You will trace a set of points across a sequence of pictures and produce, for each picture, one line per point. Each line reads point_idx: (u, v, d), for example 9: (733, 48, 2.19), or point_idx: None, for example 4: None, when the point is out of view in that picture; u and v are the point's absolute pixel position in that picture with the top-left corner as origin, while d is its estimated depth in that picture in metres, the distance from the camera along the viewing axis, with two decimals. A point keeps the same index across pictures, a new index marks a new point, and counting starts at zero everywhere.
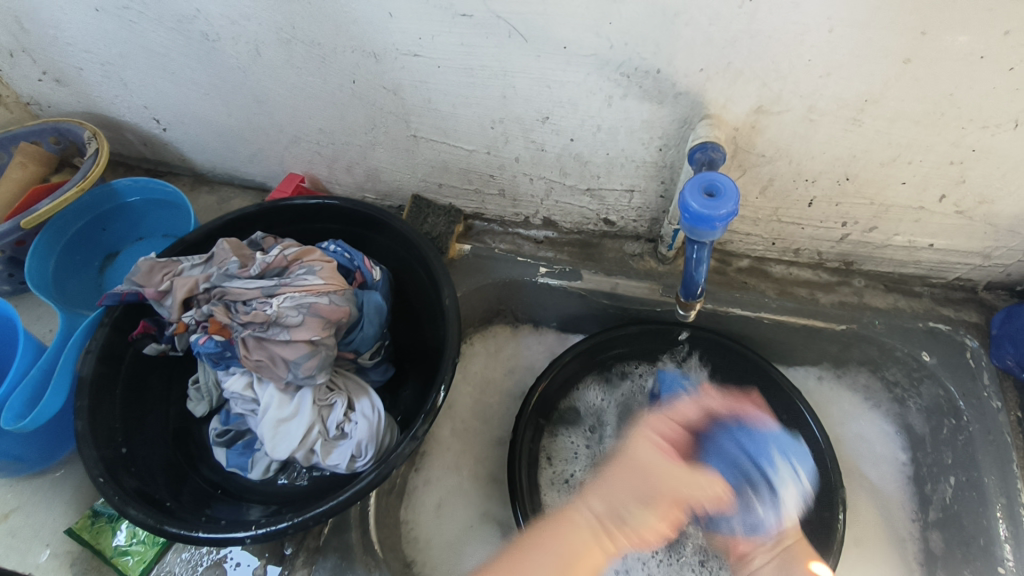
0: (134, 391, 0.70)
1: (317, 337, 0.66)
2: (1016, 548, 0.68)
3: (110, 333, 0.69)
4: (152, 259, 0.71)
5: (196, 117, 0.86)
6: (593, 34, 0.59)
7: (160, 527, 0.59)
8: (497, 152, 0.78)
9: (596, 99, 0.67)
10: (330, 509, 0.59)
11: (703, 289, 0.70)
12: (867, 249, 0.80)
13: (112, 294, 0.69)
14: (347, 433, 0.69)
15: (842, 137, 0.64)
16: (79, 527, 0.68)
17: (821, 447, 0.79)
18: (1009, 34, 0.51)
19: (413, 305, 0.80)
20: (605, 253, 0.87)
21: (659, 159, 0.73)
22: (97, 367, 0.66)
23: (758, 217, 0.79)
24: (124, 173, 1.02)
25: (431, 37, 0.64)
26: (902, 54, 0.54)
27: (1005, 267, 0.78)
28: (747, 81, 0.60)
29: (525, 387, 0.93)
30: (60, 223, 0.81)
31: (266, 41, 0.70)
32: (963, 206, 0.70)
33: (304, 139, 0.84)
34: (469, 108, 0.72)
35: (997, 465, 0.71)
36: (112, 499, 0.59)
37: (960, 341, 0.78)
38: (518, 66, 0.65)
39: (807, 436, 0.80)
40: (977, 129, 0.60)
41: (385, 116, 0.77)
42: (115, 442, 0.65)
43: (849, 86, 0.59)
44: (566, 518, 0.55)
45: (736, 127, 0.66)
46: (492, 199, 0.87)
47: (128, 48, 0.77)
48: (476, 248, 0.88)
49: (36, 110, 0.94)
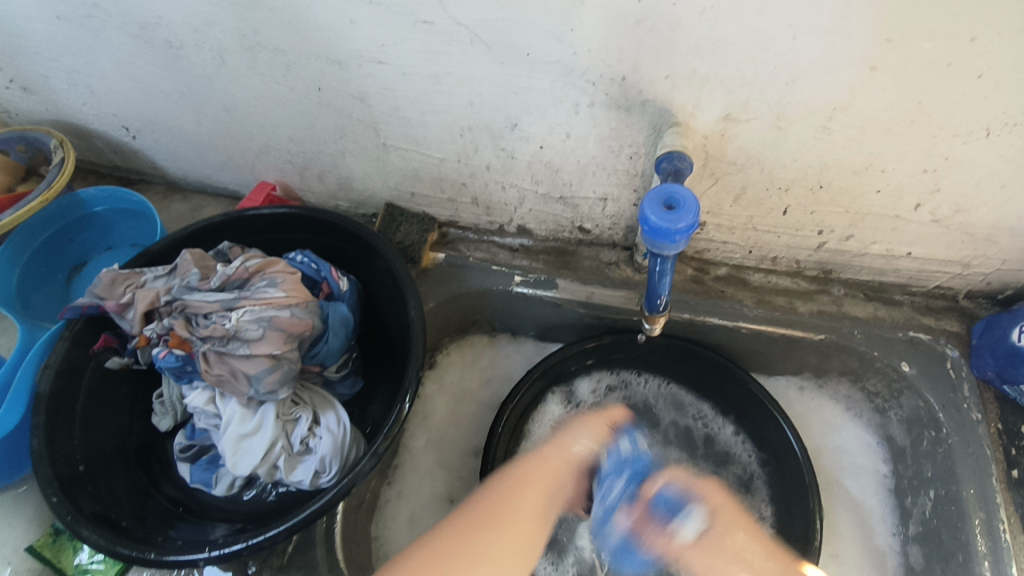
0: (95, 407, 0.69)
1: (278, 351, 0.65)
2: (996, 565, 0.66)
3: (70, 347, 0.67)
4: (114, 271, 0.70)
5: (165, 124, 0.85)
6: (556, 42, 0.58)
7: (113, 548, 0.58)
8: (467, 160, 0.77)
9: (563, 108, 0.66)
10: (289, 528, 0.58)
11: (668, 301, 0.68)
12: (846, 258, 0.78)
13: (73, 306, 0.68)
14: (311, 448, 0.68)
15: (812, 145, 0.63)
16: (40, 545, 0.67)
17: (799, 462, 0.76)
18: (976, 40, 0.49)
19: (381, 314, 0.79)
20: (581, 261, 0.86)
21: (631, 168, 0.71)
22: (55, 382, 0.65)
23: (734, 226, 0.77)
24: (97, 181, 1.01)
25: (393, 45, 0.63)
26: (870, 60, 0.53)
27: (985, 276, 0.76)
28: (713, 88, 0.59)
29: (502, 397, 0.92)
30: (25, 234, 0.79)
31: (228, 49, 0.69)
32: (939, 215, 0.68)
33: (274, 147, 0.83)
34: (437, 117, 0.71)
35: (976, 478, 0.70)
36: (65, 519, 0.58)
37: (939, 352, 0.77)
38: (483, 72, 0.64)
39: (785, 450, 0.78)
40: (950, 137, 0.59)
41: (353, 123, 0.75)
42: (72, 460, 0.63)
43: (816, 94, 0.57)
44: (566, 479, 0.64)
45: (706, 135, 0.64)
46: (465, 207, 0.86)
47: (92, 56, 0.76)
48: (449, 257, 0.87)
49: (6, 118, 0.93)
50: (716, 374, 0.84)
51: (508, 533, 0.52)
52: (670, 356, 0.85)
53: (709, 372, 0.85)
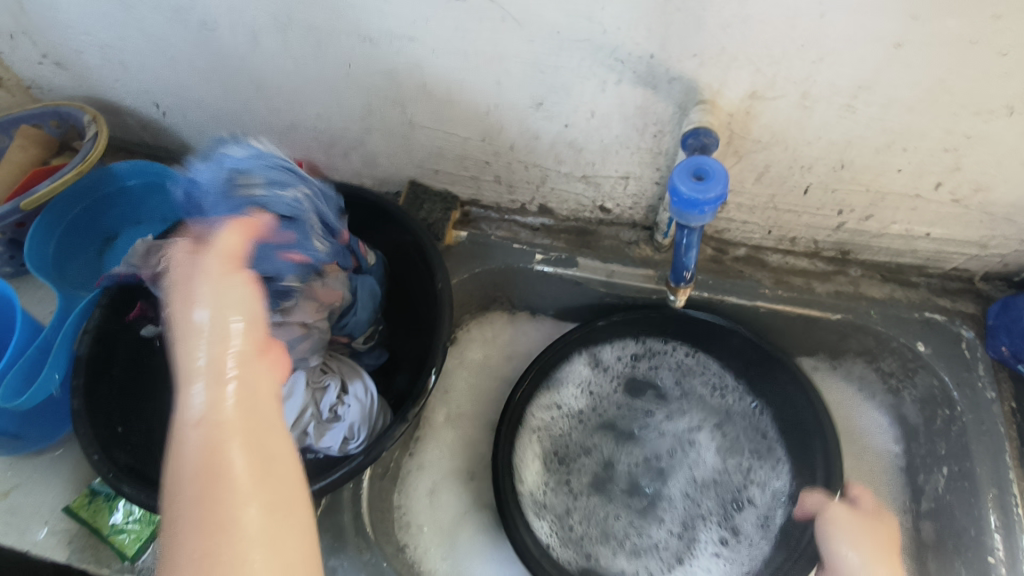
0: (131, 372, 0.71)
1: (310, 320, 0.70)
2: (1007, 537, 0.68)
3: (105, 314, 0.69)
4: (149, 241, 0.70)
5: (194, 101, 0.86)
6: (586, 19, 0.59)
7: (154, 504, 0.60)
8: (493, 138, 0.78)
9: (591, 85, 0.67)
10: (320, 489, 0.61)
11: (693, 274, 0.70)
12: (864, 238, 0.80)
13: (111, 275, 0.69)
14: (340, 415, 0.70)
15: (836, 124, 0.64)
16: (77, 506, 0.70)
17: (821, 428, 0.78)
18: (1002, 17, 0.51)
19: (404, 283, 0.81)
20: (602, 240, 0.87)
21: (655, 146, 0.73)
22: (92, 347, 0.67)
23: (755, 206, 0.78)
24: (125, 158, 1.03)
25: (425, 21, 0.64)
26: (896, 37, 0.54)
27: (1002, 257, 0.77)
28: (740, 66, 0.60)
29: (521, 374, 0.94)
30: (60, 206, 0.81)
31: (261, 25, 0.70)
32: (959, 195, 0.69)
33: (301, 125, 0.85)
34: (464, 94, 0.72)
35: (989, 454, 0.71)
36: (106, 476, 0.60)
37: (955, 332, 0.78)
38: (512, 50, 0.65)
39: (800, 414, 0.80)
40: (972, 115, 0.60)
41: (381, 100, 0.77)
42: (111, 422, 0.66)
43: (843, 72, 0.58)
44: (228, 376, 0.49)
45: (731, 113, 0.66)
46: (489, 185, 0.87)
47: (126, 31, 0.77)
48: (472, 235, 0.89)
49: (37, 94, 0.95)
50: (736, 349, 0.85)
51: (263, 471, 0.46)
52: (687, 333, 0.87)
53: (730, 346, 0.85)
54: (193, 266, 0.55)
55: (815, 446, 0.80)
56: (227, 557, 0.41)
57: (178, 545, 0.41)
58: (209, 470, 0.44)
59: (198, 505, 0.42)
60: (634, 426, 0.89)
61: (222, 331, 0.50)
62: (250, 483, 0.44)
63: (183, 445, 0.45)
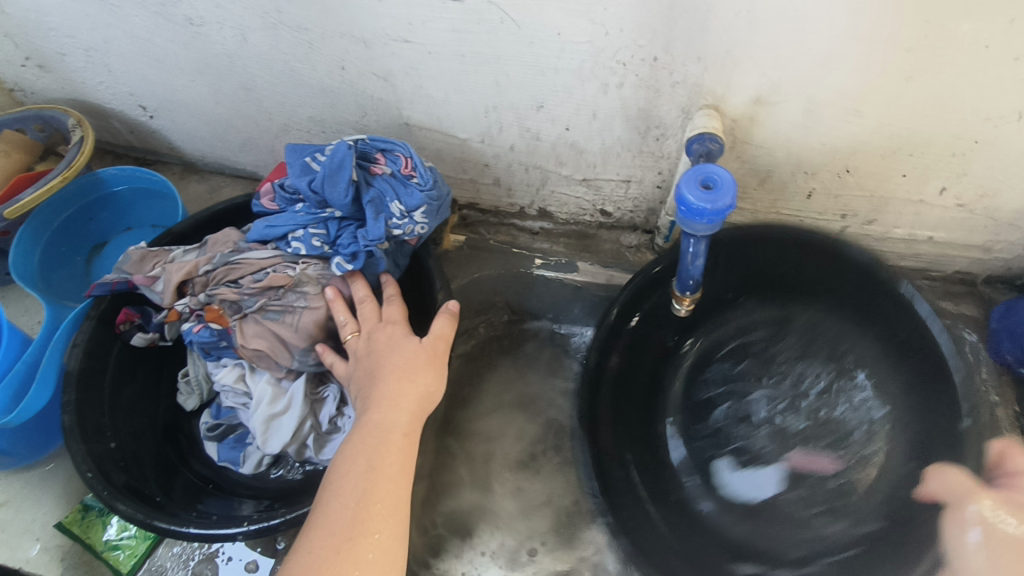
0: (122, 386, 0.69)
1: (323, 322, 0.67)
2: None
3: (97, 326, 0.68)
4: (142, 248, 0.70)
5: (183, 103, 0.84)
6: (588, 21, 0.58)
7: (149, 522, 0.58)
8: (491, 141, 0.77)
9: (592, 88, 0.65)
10: None
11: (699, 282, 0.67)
12: (867, 242, 0.79)
13: (102, 283, 0.68)
14: (340, 427, 0.69)
15: (842, 128, 0.63)
16: (70, 521, 0.68)
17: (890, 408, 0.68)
18: (1014, 23, 0.50)
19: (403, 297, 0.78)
20: (602, 244, 0.86)
21: (658, 149, 0.71)
22: (83, 361, 0.65)
23: (757, 209, 0.77)
24: (112, 162, 1.01)
25: (421, 23, 0.62)
26: (906, 40, 0.53)
27: (1005, 260, 0.77)
28: (745, 70, 0.59)
29: None
30: (46, 213, 0.79)
31: (252, 26, 0.68)
32: (964, 200, 0.69)
33: (294, 127, 0.83)
34: (462, 97, 0.71)
35: None
36: (101, 494, 0.58)
37: (957, 334, 0.78)
38: (511, 52, 0.63)
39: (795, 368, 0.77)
40: (980, 120, 0.59)
41: (377, 103, 0.75)
42: (104, 437, 0.64)
43: (850, 75, 0.57)
44: (384, 426, 0.54)
45: (735, 117, 0.65)
46: (487, 189, 0.85)
47: (111, 33, 0.75)
48: (470, 240, 0.88)
49: (20, 97, 0.92)
50: (690, 337, 0.80)
51: (379, 535, 0.49)
52: (725, 281, 0.76)
53: (857, 288, 0.70)
54: (394, 347, 0.60)
55: (936, 401, 0.64)
56: (355, 558, 0.47)
57: (331, 516, 0.49)
58: (371, 476, 0.51)
59: (354, 500, 0.49)
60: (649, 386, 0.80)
61: (399, 397, 0.56)
62: (390, 514, 0.50)
63: (340, 478, 0.51)
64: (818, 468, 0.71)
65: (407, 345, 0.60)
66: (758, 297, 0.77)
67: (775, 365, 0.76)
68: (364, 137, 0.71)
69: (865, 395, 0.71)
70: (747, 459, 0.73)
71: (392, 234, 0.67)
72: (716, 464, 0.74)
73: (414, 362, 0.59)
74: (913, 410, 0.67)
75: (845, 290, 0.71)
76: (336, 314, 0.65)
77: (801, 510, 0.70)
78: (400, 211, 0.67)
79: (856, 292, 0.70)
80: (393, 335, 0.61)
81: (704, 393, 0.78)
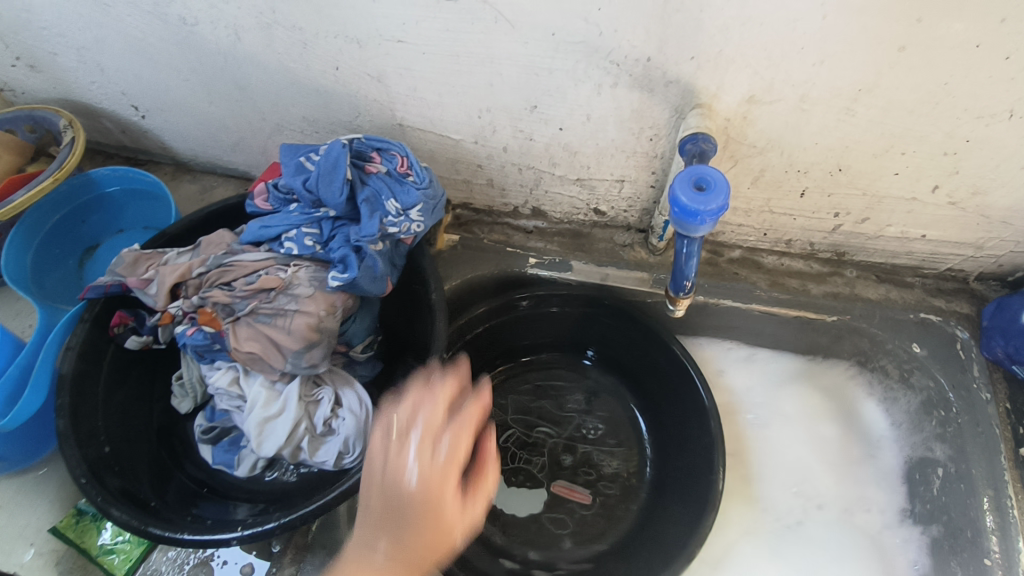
0: (116, 389, 0.69)
1: (317, 323, 0.65)
2: (1002, 540, 0.68)
3: (90, 329, 0.67)
4: (135, 250, 0.70)
5: (176, 104, 0.84)
6: (582, 20, 0.58)
7: (144, 529, 0.58)
8: (485, 141, 0.76)
9: (585, 88, 0.65)
10: (318, 509, 0.58)
11: (693, 284, 0.66)
12: (860, 240, 0.79)
13: (96, 286, 0.67)
14: (335, 429, 0.68)
15: (834, 127, 0.63)
16: (64, 527, 0.68)
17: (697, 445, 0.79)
18: (1005, 22, 0.50)
19: (390, 323, 0.79)
20: (596, 243, 0.86)
21: (651, 149, 0.71)
22: (77, 364, 0.65)
23: (750, 208, 0.78)
24: (103, 162, 1.00)
25: (415, 23, 0.62)
26: (898, 40, 0.53)
27: (997, 258, 0.77)
28: (739, 69, 0.59)
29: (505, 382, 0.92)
30: (38, 214, 0.79)
31: (246, 26, 0.68)
32: (957, 198, 0.69)
33: (287, 127, 0.82)
34: (456, 97, 0.71)
35: (985, 456, 0.72)
36: (95, 500, 0.58)
37: (950, 333, 0.78)
38: (506, 52, 0.63)
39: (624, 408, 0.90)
40: (972, 119, 0.59)
41: (370, 103, 0.75)
42: (97, 441, 0.64)
43: (842, 75, 0.57)
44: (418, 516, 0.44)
45: (728, 117, 0.65)
46: (481, 188, 0.85)
47: (103, 33, 0.74)
48: (464, 239, 0.87)
49: (11, 97, 0.92)
50: (504, 368, 0.93)
51: None
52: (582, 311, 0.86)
53: (654, 378, 0.86)
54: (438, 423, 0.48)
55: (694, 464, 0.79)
56: None
57: None
58: None
59: None
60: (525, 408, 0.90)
61: (431, 496, 0.44)
62: None
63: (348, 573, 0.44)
64: (576, 499, 0.83)
65: (459, 519, 0.45)
66: (569, 355, 0.93)
67: (564, 408, 0.90)
68: (360, 137, 0.71)
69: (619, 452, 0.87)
70: (526, 484, 0.85)
71: (388, 233, 0.67)
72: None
73: (447, 465, 0.45)
74: (667, 473, 0.83)
75: (639, 374, 0.88)
76: (411, 403, 0.48)
77: (556, 531, 0.81)
78: (396, 210, 0.67)
79: (648, 381, 0.87)
80: (467, 471, 0.51)
81: (501, 417, 0.90)
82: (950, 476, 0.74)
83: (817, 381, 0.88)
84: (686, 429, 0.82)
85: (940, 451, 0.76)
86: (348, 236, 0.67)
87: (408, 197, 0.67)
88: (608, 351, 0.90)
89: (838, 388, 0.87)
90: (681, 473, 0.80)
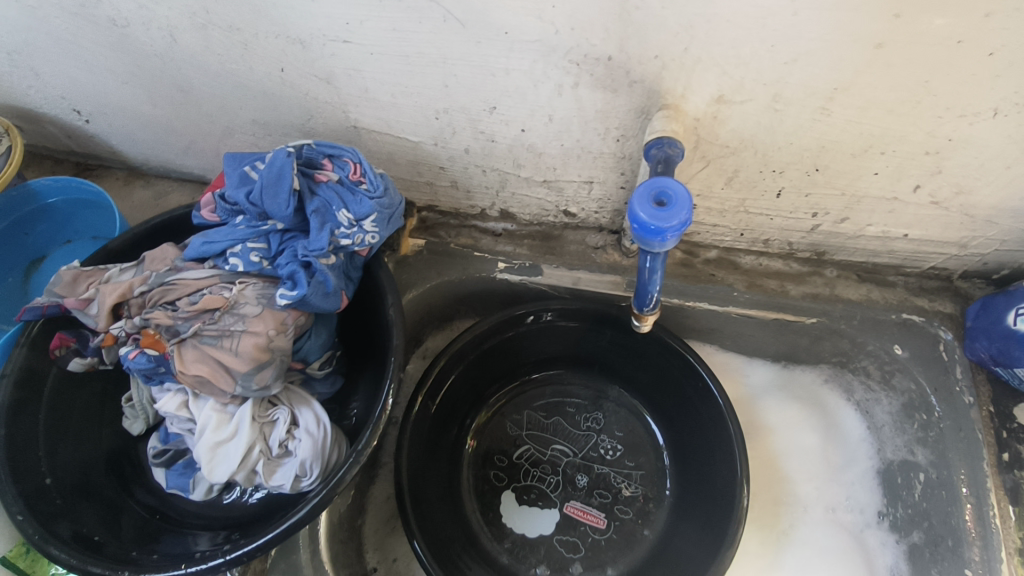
0: (61, 415, 0.66)
1: (267, 342, 0.62)
2: (985, 550, 0.66)
3: (28, 354, 0.64)
4: (74, 268, 0.66)
5: (120, 107, 0.79)
6: (535, 18, 0.53)
7: (83, 567, 0.56)
8: (444, 143, 0.72)
9: (545, 88, 0.61)
10: (277, 537, 0.56)
11: (658, 300, 0.64)
12: (839, 240, 0.76)
13: (32, 307, 0.64)
14: (291, 451, 0.65)
15: (809, 127, 0.60)
16: (13, 555, 0.66)
17: (718, 469, 0.75)
18: (989, 16, 0.46)
19: (352, 333, 0.77)
20: (567, 246, 0.83)
21: (618, 150, 0.67)
22: (13, 393, 0.62)
23: (725, 209, 0.74)
24: (53, 166, 0.96)
25: (360, 22, 0.57)
26: (874, 36, 0.49)
27: (982, 256, 0.74)
28: (706, 68, 0.55)
29: (515, 400, 0.90)
30: None
31: (180, 27, 0.63)
32: (939, 197, 0.66)
33: (237, 130, 0.78)
34: (410, 99, 0.66)
35: (966, 460, 0.69)
36: (31, 538, 0.57)
37: (933, 334, 0.75)
38: (459, 52, 0.59)
39: (643, 428, 0.87)
40: (955, 118, 0.56)
41: (321, 105, 0.70)
42: (37, 474, 0.61)
43: (816, 73, 0.54)
44: None
45: (697, 117, 0.61)
46: (445, 191, 0.82)
47: (33, 36, 0.70)
48: (430, 243, 0.84)
49: None
50: (517, 382, 0.90)
51: None
52: (594, 331, 0.83)
53: (671, 395, 0.83)
54: None
55: (714, 491, 0.75)
56: None
57: None
58: None
59: None
60: (539, 427, 0.87)
61: None
62: None
63: None
64: (590, 522, 0.81)
65: None
66: (585, 371, 0.90)
67: (580, 426, 0.87)
68: (309, 142, 0.67)
69: (637, 475, 0.84)
70: (538, 503, 0.83)
71: (341, 246, 0.63)
72: (505, 495, 0.84)
73: None
74: (687, 496, 0.80)
75: (658, 391, 0.85)
76: None
77: (566, 555, 0.80)
78: (348, 220, 0.63)
79: (667, 400, 0.84)
80: None
81: (514, 433, 0.87)
82: (932, 482, 0.72)
83: (795, 384, 0.87)
84: (704, 454, 0.78)
85: (921, 455, 0.74)
86: (297, 249, 0.63)
87: (362, 205, 0.63)
88: (628, 369, 0.87)
89: (815, 393, 0.86)
90: (703, 496, 0.77)
